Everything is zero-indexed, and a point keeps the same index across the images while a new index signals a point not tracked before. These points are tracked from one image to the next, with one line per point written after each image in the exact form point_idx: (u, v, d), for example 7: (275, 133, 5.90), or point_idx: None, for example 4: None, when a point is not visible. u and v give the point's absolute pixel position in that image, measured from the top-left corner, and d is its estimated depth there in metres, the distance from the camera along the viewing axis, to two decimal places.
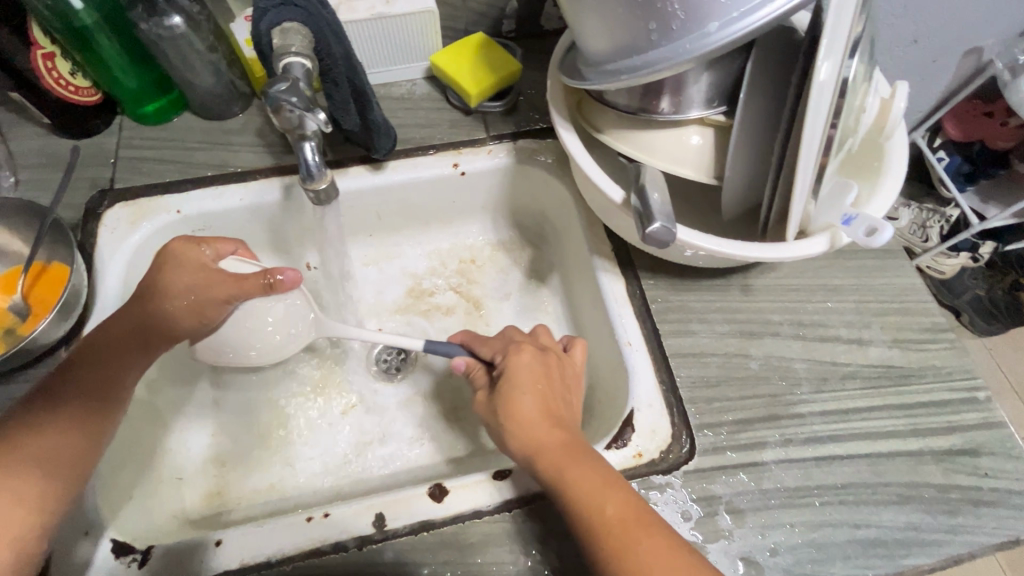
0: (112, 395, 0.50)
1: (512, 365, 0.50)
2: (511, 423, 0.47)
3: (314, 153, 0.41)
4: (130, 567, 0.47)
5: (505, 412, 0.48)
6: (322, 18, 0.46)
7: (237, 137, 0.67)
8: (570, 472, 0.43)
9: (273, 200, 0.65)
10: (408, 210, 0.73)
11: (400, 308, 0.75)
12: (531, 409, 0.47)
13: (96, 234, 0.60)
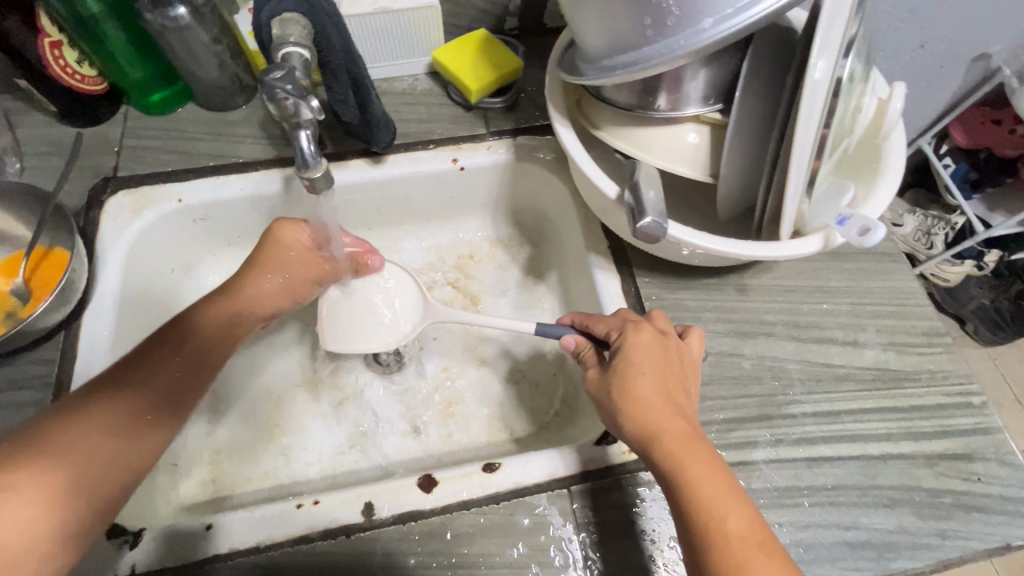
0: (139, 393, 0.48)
1: (635, 345, 0.47)
2: (627, 403, 0.44)
3: (309, 141, 0.41)
4: (121, 550, 0.48)
5: (622, 390, 0.45)
6: (322, 10, 0.47)
7: (239, 128, 0.67)
8: (691, 470, 0.41)
9: (273, 192, 0.66)
10: (408, 204, 0.73)
11: None
12: (651, 392, 0.44)
13: (98, 221, 0.61)
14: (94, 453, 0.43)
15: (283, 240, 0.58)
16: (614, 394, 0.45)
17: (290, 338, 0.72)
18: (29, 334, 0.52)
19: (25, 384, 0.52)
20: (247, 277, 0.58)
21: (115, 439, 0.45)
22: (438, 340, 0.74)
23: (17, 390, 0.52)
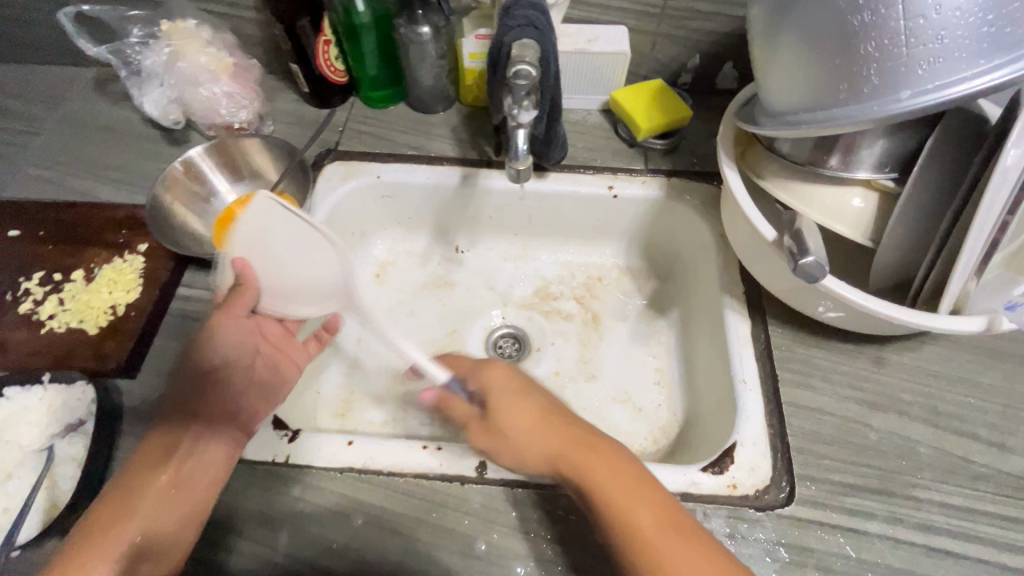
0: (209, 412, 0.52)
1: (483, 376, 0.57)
2: (509, 430, 0.52)
3: (522, 141, 0.53)
4: (281, 440, 0.55)
5: (507, 442, 0.52)
6: (548, 43, 0.57)
7: (436, 128, 0.80)
8: (587, 457, 0.49)
9: (450, 184, 0.76)
10: (556, 218, 0.80)
11: (526, 304, 0.83)
12: (536, 436, 0.51)
13: (316, 180, 0.74)
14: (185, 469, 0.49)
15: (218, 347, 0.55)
16: (499, 436, 0.52)
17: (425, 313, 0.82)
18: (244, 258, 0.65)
19: None
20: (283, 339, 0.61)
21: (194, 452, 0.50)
22: (554, 346, 0.79)
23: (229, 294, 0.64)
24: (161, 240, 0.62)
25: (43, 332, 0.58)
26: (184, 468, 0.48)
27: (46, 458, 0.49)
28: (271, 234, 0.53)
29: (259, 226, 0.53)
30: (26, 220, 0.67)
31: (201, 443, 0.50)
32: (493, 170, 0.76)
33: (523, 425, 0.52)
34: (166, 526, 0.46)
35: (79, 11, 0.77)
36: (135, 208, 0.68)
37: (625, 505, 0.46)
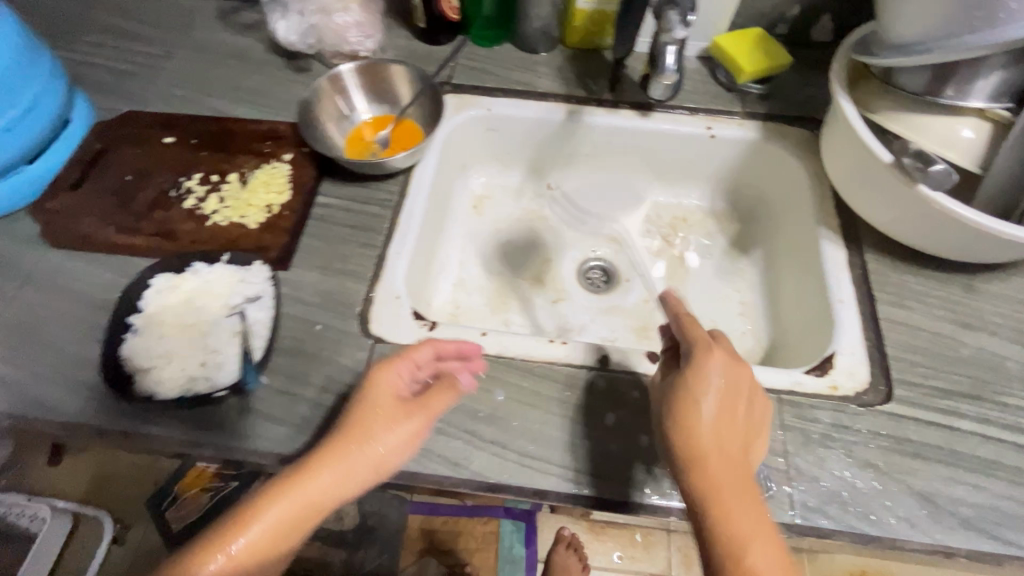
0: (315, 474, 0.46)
1: (702, 357, 0.50)
2: (693, 400, 0.48)
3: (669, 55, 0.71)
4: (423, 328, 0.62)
5: (694, 420, 0.47)
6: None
7: (541, 67, 0.84)
8: (733, 517, 0.44)
9: (556, 119, 0.81)
10: (650, 158, 0.85)
11: (615, 240, 0.88)
12: (713, 427, 0.47)
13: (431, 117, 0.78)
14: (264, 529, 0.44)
15: (375, 386, 0.50)
16: (688, 417, 0.48)
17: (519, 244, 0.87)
18: (378, 171, 0.70)
19: (369, 200, 0.70)
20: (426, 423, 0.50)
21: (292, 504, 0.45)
22: (643, 277, 0.84)
23: (363, 203, 0.70)
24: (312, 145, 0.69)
25: (209, 224, 0.65)
26: (263, 528, 0.44)
27: (239, 320, 0.58)
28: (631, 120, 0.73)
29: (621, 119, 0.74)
30: (178, 130, 0.73)
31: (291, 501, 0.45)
32: (597, 107, 0.80)
33: (708, 413, 0.47)
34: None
35: None
36: (275, 124, 0.74)
37: None
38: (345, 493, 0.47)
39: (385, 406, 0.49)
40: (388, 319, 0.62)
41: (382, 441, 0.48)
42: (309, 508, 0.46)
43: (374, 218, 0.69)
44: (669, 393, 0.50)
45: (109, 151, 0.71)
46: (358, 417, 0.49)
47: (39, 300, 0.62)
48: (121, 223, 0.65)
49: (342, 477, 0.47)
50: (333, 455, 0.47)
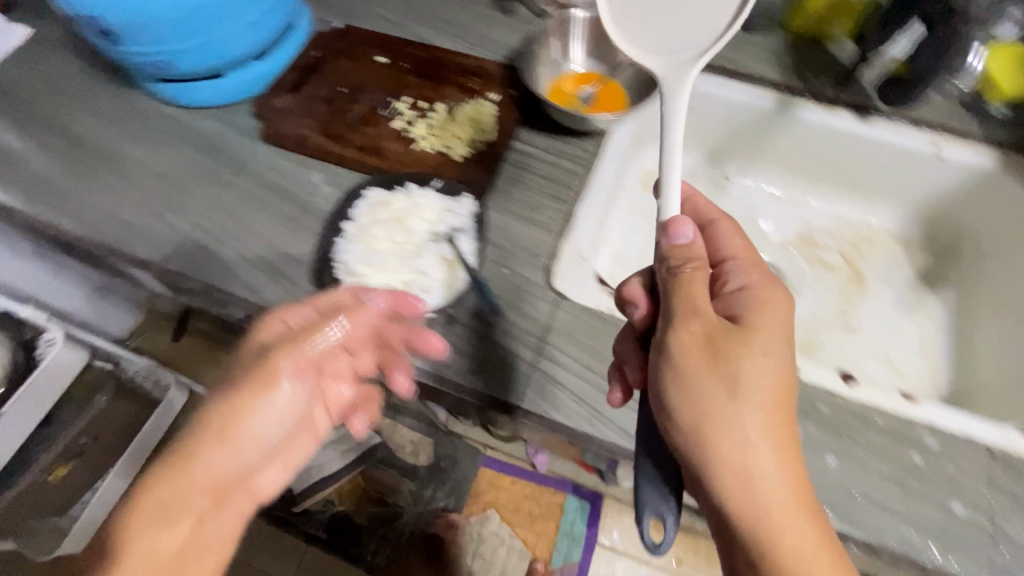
0: (182, 461, 0.46)
1: (765, 301, 0.46)
2: (749, 371, 0.42)
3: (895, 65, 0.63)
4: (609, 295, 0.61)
5: (750, 401, 0.42)
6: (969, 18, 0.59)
7: (755, 48, 0.78)
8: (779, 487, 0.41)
9: (764, 107, 0.76)
10: (850, 167, 0.78)
11: (787, 246, 0.83)
12: (767, 400, 0.42)
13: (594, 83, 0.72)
14: (146, 542, 0.42)
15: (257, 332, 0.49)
16: (744, 395, 0.42)
17: None
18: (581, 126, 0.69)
19: (564, 155, 0.69)
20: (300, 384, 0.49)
21: (181, 498, 0.44)
22: (812, 291, 0.79)
23: (558, 156, 0.69)
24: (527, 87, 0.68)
25: (415, 148, 0.66)
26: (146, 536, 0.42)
27: (448, 248, 0.59)
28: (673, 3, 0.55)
29: None
30: (389, 51, 0.74)
31: (160, 497, 0.44)
32: (812, 102, 0.75)
33: (763, 383, 0.42)
34: None
35: None
36: (482, 61, 0.73)
37: (806, 559, 0.40)
38: (221, 467, 0.46)
39: (244, 386, 0.48)
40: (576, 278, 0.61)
41: (316, 346, 0.49)
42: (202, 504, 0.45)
43: (568, 174, 0.68)
44: (711, 356, 0.42)
45: (326, 59, 0.74)
46: (220, 396, 0.47)
47: (253, 190, 0.66)
48: (332, 132, 0.67)
49: (221, 452, 0.46)
50: (189, 437, 0.46)
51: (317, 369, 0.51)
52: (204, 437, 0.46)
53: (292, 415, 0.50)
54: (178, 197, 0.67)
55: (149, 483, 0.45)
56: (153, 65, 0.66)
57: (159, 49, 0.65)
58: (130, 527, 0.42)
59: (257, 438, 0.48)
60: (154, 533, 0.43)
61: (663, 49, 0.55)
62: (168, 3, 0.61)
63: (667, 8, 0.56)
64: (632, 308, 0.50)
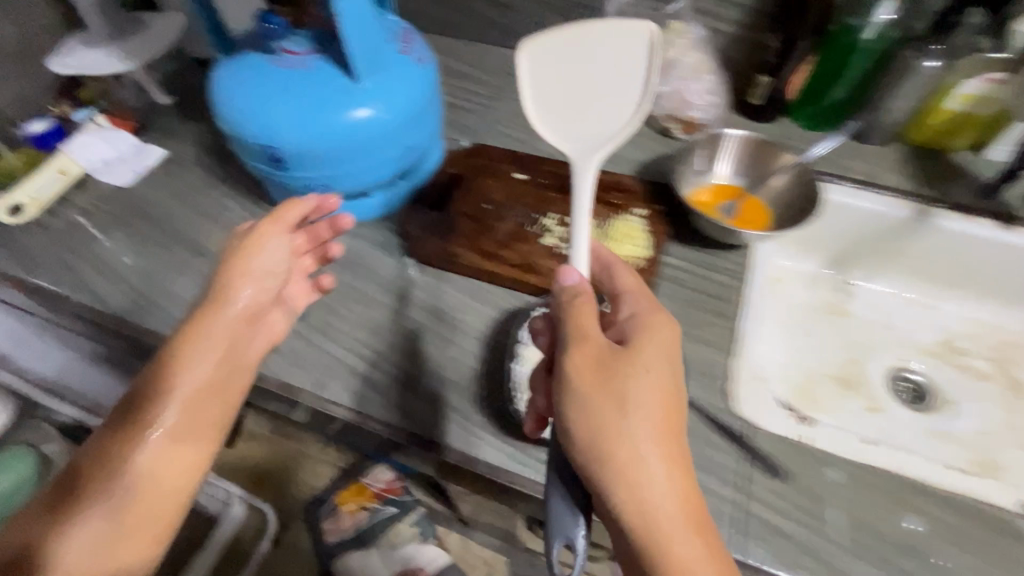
0: (144, 437, 0.50)
1: (649, 328, 0.49)
2: (633, 392, 0.45)
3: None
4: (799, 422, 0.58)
5: (639, 416, 0.44)
6: None
7: (877, 160, 0.80)
8: (618, 445, 0.44)
9: (898, 218, 0.76)
10: (992, 274, 0.76)
11: (930, 353, 0.79)
12: (657, 419, 0.44)
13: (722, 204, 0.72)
14: (93, 518, 0.47)
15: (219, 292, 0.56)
16: (634, 412, 0.44)
17: (817, 334, 0.80)
18: (733, 241, 0.67)
19: (717, 268, 0.68)
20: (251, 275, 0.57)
21: (149, 460, 0.50)
22: (971, 405, 0.74)
23: (711, 270, 0.67)
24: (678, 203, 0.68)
25: None
26: (110, 516, 0.48)
27: None
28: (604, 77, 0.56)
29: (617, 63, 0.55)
30: (526, 168, 0.76)
31: (125, 472, 0.49)
32: (946, 210, 0.75)
33: (648, 398, 0.45)
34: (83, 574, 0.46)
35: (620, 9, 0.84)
36: (620, 176, 0.74)
37: (646, 498, 0.43)
38: (166, 428, 0.51)
39: (176, 370, 0.53)
40: (759, 404, 0.59)
41: (262, 271, 0.58)
42: (186, 444, 0.52)
43: (725, 288, 0.66)
44: (609, 371, 0.46)
45: (466, 177, 0.75)
46: (138, 389, 0.52)
47: (405, 310, 0.65)
48: (483, 249, 0.67)
49: (199, 421, 0.53)
50: (144, 409, 0.51)
51: (259, 307, 0.58)
52: (160, 402, 0.52)
53: (258, 348, 0.58)
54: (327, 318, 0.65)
55: (101, 468, 0.49)
56: (309, 187, 0.68)
57: (318, 174, 0.66)
58: (114, 484, 0.48)
59: (217, 381, 0.54)
60: (121, 490, 0.48)
61: (587, 133, 0.56)
62: (336, 136, 0.62)
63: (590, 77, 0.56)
64: (538, 338, 0.54)
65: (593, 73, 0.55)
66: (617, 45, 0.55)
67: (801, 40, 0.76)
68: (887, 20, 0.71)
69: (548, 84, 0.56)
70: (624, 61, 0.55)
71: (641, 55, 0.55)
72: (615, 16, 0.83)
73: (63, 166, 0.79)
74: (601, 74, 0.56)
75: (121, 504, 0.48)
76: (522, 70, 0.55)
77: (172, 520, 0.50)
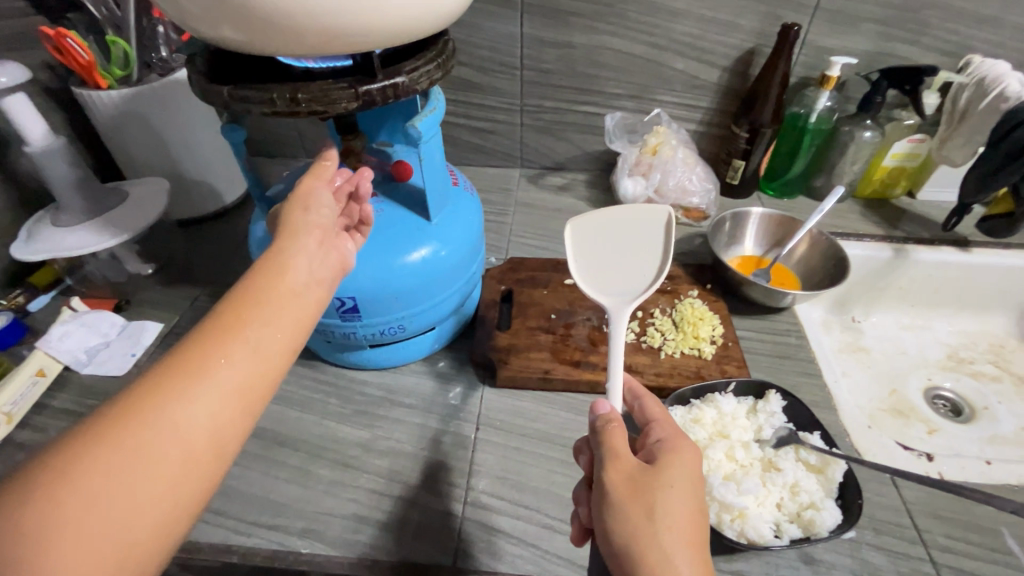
0: (229, 354, 0.36)
1: (677, 451, 0.42)
2: (662, 495, 0.38)
3: None
4: (921, 459, 0.61)
5: (671, 531, 0.36)
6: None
7: (846, 214, 0.94)
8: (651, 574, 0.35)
9: (884, 257, 0.87)
10: (965, 289, 0.89)
11: (946, 367, 0.88)
12: (689, 535, 0.37)
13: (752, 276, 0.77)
14: (112, 457, 0.29)
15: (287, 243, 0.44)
16: (665, 520, 0.37)
17: (855, 373, 0.85)
18: (782, 304, 0.72)
19: (779, 331, 0.72)
20: (313, 215, 0.48)
21: (224, 377, 0.35)
22: (1001, 406, 0.82)
23: (775, 334, 0.72)
24: (728, 279, 0.73)
25: (663, 357, 0.65)
26: (147, 412, 0.31)
27: (777, 445, 0.54)
28: (629, 240, 0.59)
29: (640, 226, 0.59)
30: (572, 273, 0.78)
31: (199, 391, 0.33)
32: (918, 245, 0.87)
33: (679, 513, 0.38)
34: (129, 511, 0.29)
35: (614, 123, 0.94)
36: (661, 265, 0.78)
37: None
38: (276, 338, 0.39)
39: (260, 282, 0.41)
40: (884, 453, 0.60)
41: (321, 208, 0.49)
42: (227, 375, 0.35)
43: (795, 347, 0.70)
44: (639, 481, 0.39)
45: (516, 291, 0.75)
46: (209, 319, 0.37)
47: (510, 443, 0.60)
48: (570, 359, 0.66)
49: (251, 340, 0.37)
50: (240, 319, 0.38)
51: (324, 229, 0.48)
52: (253, 314, 0.39)
53: (329, 271, 0.47)
54: (427, 472, 0.58)
55: (183, 373, 0.34)
56: (379, 332, 0.62)
57: (393, 316, 0.61)
58: (104, 434, 0.30)
59: (298, 297, 0.42)
60: (160, 424, 0.31)
61: (619, 286, 0.57)
62: (420, 272, 0.60)
63: (616, 244, 0.59)
64: (579, 457, 0.49)
65: (624, 243, 0.59)
66: (646, 221, 0.60)
67: (764, 127, 0.88)
68: (825, 106, 0.86)
69: (586, 246, 0.59)
70: (650, 237, 0.59)
71: (665, 230, 0.59)
72: (614, 132, 0.93)
73: (40, 366, 0.66)
74: (628, 243, 0.59)
75: (120, 457, 0.29)
76: (567, 238, 0.59)
77: (184, 498, 0.31)
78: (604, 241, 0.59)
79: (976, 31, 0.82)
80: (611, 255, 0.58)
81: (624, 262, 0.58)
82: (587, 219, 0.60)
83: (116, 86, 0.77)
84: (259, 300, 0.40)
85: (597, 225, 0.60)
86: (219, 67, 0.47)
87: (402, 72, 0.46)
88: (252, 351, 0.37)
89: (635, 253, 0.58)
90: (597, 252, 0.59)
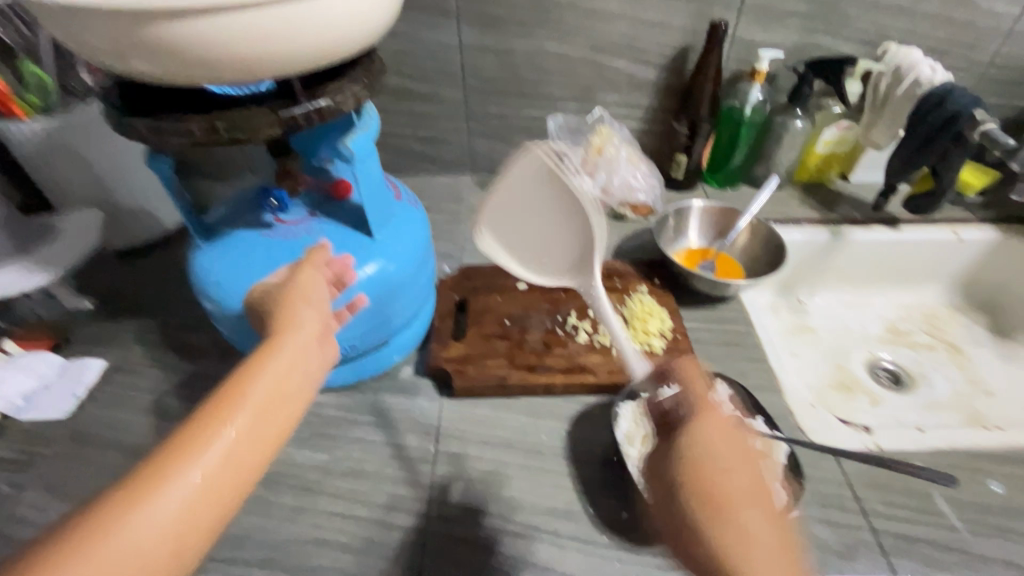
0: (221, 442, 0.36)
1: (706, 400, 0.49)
2: (718, 444, 0.44)
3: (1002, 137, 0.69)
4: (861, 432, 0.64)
5: (735, 469, 0.43)
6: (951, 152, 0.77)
7: (786, 199, 0.97)
8: (731, 507, 0.42)
9: (823, 240, 0.91)
10: (899, 265, 0.94)
11: (887, 340, 0.93)
12: (752, 478, 0.44)
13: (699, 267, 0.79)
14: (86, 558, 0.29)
15: (292, 325, 0.45)
16: (734, 464, 0.44)
17: (803, 353, 0.89)
18: (728, 294, 0.74)
19: (726, 320, 0.75)
20: (318, 294, 0.49)
21: (211, 471, 0.34)
22: (937, 373, 0.87)
23: (722, 322, 0.74)
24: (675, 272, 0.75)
25: (615, 355, 0.67)
26: (128, 507, 0.31)
27: None
28: (537, 210, 0.54)
29: (540, 182, 0.52)
30: (525, 277, 0.78)
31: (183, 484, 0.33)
32: (854, 226, 0.92)
33: (729, 455, 0.44)
34: None
35: (558, 128, 0.96)
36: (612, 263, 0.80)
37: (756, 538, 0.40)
38: (270, 426, 0.39)
39: (260, 366, 0.41)
40: (827, 429, 0.63)
41: (320, 301, 0.49)
42: (217, 471, 0.35)
43: (743, 334, 0.73)
44: (697, 489, 0.44)
45: (471, 300, 0.75)
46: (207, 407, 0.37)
47: (469, 452, 0.61)
48: (525, 363, 0.67)
49: (250, 432, 0.37)
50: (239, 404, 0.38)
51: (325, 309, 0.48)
52: (252, 402, 0.39)
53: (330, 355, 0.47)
54: (388, 489, 0.58)
55: (174, 465, 0.34)
56: None
57: (343, 335, 0.61)
58: (95, 526, 0.30)
59: (297, 383, 0.42)
60: (135, 525, 0.31)
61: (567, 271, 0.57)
62: (365, 291, 0.59)
63: (535, 212, 0.54)
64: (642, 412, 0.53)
65: (536, 214, 0.54)
66: (541, 175, 0.51)
67: (701, 122, 0.92)
68: (758, 98, 0.90)
69: (506, 243, 0.57)
70: (557, 194, 0.52)
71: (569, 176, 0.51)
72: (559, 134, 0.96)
73: None
74: (538, 209, 0.54)
75: (95, 559, 0.29)
76: (484, 246, 0.56)
77: None
78: (515, 227, 0.55)
79: (891, 21, 0.86)
80: (535, 238, 0.56)
81: (549, 238, 0.55)
82: (485, 219, 0.55)
83: (35, 116, 0.73)
84: (259, 385, 0.40)
85: (499, 212, 0.54)
86: (136, 98, 0.45)
87: (325, 93, 0.45)
88: (252, 450, 0.37)
89: (551, 220, 0.54)
90: (520, 244, 0.56)
